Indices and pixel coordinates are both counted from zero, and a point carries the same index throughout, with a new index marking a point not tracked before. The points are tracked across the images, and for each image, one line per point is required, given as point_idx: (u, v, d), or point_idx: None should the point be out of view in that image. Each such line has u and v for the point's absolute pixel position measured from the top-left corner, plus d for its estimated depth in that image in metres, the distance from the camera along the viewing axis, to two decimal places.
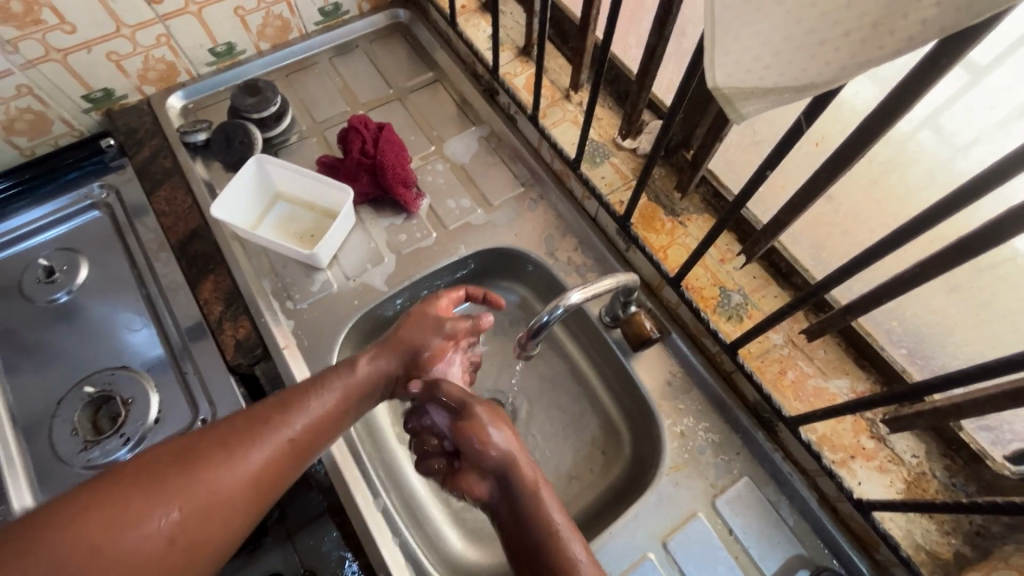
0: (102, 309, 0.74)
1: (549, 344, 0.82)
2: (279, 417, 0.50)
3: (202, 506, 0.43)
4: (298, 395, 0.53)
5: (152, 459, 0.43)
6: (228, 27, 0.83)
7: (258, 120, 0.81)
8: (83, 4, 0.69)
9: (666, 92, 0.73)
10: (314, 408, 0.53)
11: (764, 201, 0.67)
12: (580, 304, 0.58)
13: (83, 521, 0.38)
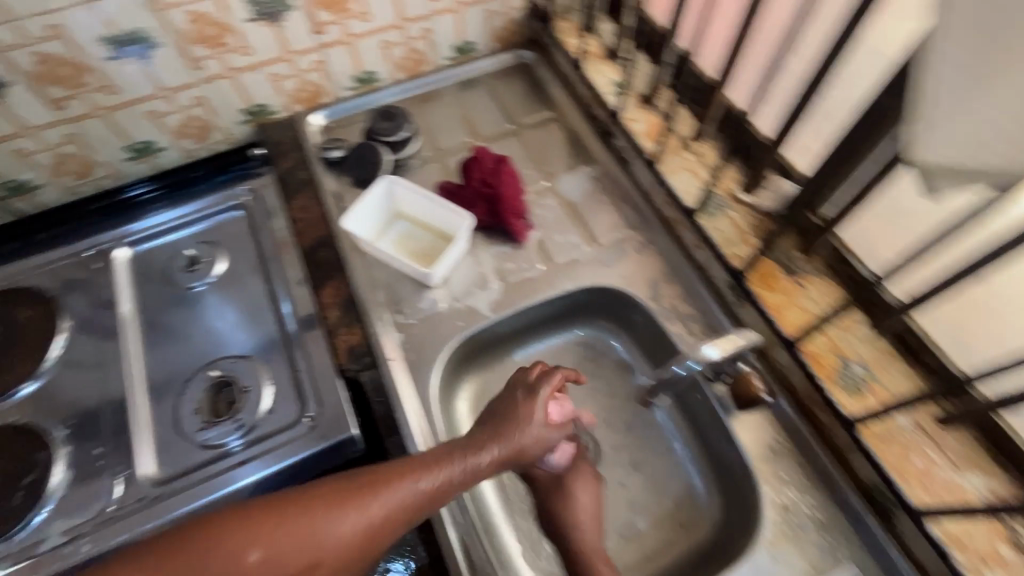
0: (230, 301, 0.80)
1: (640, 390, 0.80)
2: (403, 477, 0.55)
3: (334, 549, 0.51)
4: (420, 459, 0.57)
5: (302, 498, 0.53)
6: (373, 57, 0.91)
7: (389, 143, 0.87)
8: (260, 31, 0.79)
9: (800, 153, 0.69)
10: (434, 473, 0.56)
11: (905, 278, 0.63)
12: (715, 358, 0.65)
13: (243, 543, 0.49)
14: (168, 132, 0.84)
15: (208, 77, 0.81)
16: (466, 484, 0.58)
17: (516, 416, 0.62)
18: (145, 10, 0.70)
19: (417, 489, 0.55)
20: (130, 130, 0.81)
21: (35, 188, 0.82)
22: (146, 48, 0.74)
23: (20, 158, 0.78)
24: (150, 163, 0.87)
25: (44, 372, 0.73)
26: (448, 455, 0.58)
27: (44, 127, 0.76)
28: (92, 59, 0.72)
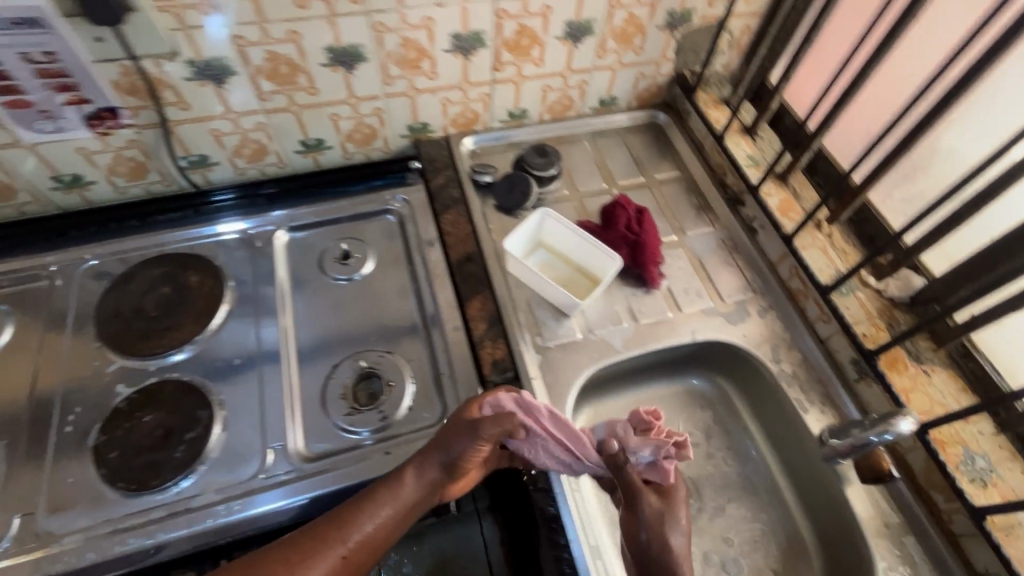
0: (378, 298, 0.85)
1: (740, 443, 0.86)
2: (333, 535, 0.59)
3: None
4: (350, 513, 0.61)
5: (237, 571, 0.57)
6: (532, 97, 0.99)
7: (539, 177, 0.94)
8: (452, 62, 0.87)
9: (941, 262, 0.79)
10: (367, 525, 0.60)
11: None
12: (908, 432, 0.65)
13: None
14: (339, 135, 0.93)
15: (392, 93, 0.89)
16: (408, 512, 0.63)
17: (451, 443, 0.65)
18: (368, 29, 0.78)
19: (348, 541, 0.59)
20: (309, 128, 0.90)
21: (213, 164, 0.90)
22: (355, 61, 0.82)
23: (214, 137, 0.86)
24: (314, 158, 0.95)
25: (206, 335, 0.78)
26: (369, 500, 0.62)
27: (245, 113, 0.84)
28: (309, 63, 0.80)
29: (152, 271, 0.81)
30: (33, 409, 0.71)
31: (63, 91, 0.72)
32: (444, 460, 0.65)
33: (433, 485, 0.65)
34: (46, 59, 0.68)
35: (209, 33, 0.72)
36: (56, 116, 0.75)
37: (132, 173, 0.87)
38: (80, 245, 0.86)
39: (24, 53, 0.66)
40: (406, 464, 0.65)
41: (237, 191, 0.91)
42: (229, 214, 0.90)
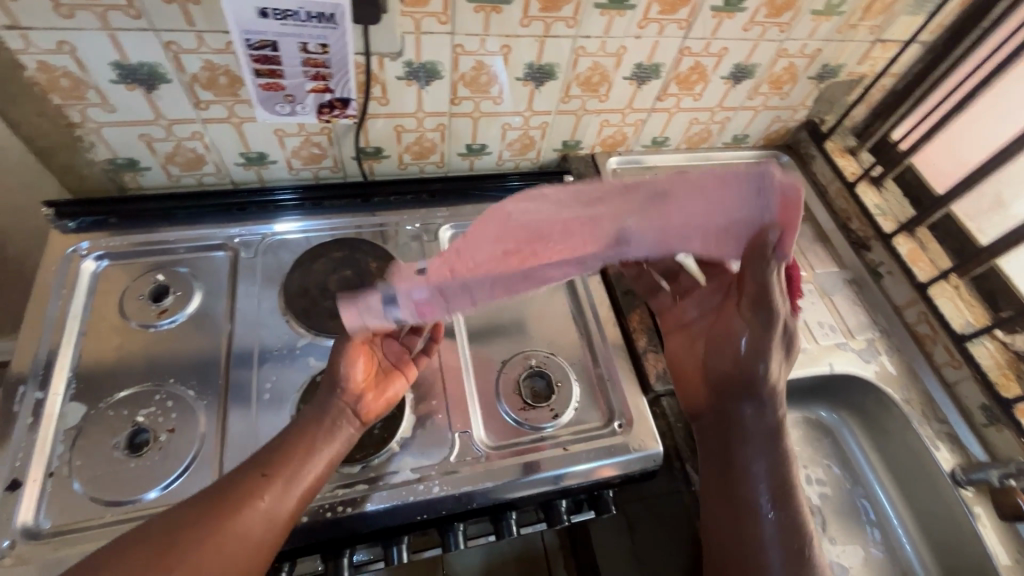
0: (537, 300, 0.89)
1: (849, 461, 0.94)
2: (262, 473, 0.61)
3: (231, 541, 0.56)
4: (271, 453, 0.63)
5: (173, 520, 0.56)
6: (678, 128, 1.05)
7: None
8: (625, 89, 0.93)
9: None
10: (295, 454, 0.63)
11: None
12: None
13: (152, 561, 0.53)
14: (502, 143, 0.98)
15: (564, 110, 0.94)
16: (333, 438, 0.65)
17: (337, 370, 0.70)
18: (569, 51, 0.84)
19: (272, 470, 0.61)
20: (479, 134, 0.95)
21: (383, 157, 0.94)
22: (546, 78, 0.87)
23: (395, 132, 0.90)
24: (472, 162, 1.00)
25: None
26: (290, 434, 0.64)
27: (431, 114, 0.89)
28: (506, 75, 0.85)
29: (334, 253, 0.85)
30: (233, 372, 0.75)
31: (315, 79, 0.74)
32: (344, 402, 0.68)
33: (344, 409, 0.68)
34: (319, 50, 0.70)
35: (435, 40, 0.77)
36: (297, 102, 0.77)
37: (310, 158, 0.91)
38: (260, 220, 0.89)
39: (304, 43, 0.69)
40: (318, 418, 0.66)
41: (301, 189, 0.92)
42: (293, 214, 0.90)
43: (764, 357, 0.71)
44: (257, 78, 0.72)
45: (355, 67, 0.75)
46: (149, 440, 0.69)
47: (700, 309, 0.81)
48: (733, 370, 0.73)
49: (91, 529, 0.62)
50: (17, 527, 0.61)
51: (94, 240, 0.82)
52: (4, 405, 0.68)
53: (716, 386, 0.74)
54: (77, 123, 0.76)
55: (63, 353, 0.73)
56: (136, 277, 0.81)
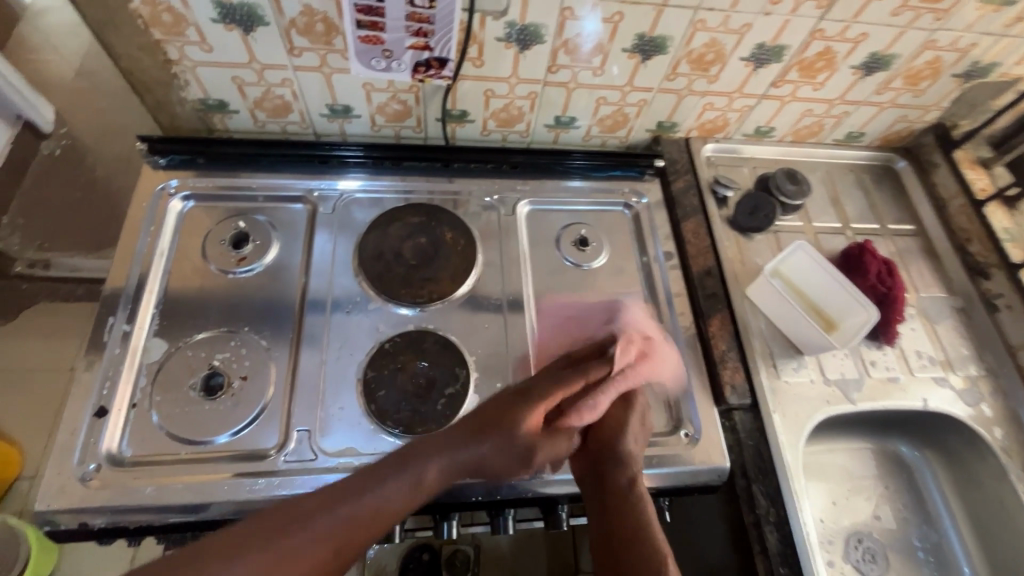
0: (611, 291, 0.85)
1: (917, 500, 0.89)
2: (381, 478, 0.54)
3: (332, 555, 0.49)
4: (389, 463, 0.56)
5: (276, 513, 0.49)
6: (788, 119, 0.95)
7: (784, 203, 0.92)
8: (739, 71, 0.84)
9: None
10: (423, 469, 0.57)
11: None
12: None
13: (241, 544, 0.46)
14: (593, 118, 0.92)
15: (667, 89, 0.86)
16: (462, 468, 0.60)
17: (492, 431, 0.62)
18: (687, 24, 0.76)
19: (397, 474, 0.55)
20: (570, 106, 0.89)
21: (467, 121, 0.90)
22: (655, 52, 0.79)
23: (484, 97, 0.86)
24: (557, 135, 0.94)
25: (459, 295, 0.80)
26: (427, 444, 0.59)
27: (525, 81, 0.83)
28: (613, 46, 0.78)
29: (410, 218, 0.83)
30: (305, 327, 0.75)
31: (416, 35, 0.72)
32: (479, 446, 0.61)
33: (476, 441, 0.61)
34: (425, 4, 0.68)
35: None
36: (393, 57, 0.74)
37: (394, 116, 0.88)
38: (339, 174, 0.88)
39: None
40: (450, 440, 0.60)
41: (366, 147, 0.88)
42: (358, 172, 0.88)
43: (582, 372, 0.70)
44: (357, 29, 0.70)
45: (458, 25, 0.72)
46: (222, 384, 0.70)
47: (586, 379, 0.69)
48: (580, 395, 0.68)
49: (165, 465, 0.65)
50: (102, 453, 0.64)
51: (183, 180, 0.83)
52: (94, 334, 0.71)
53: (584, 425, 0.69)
54: (174, 60, 0.76)
55: (149, 290, 0.75)
56: (219, 222, 0.82)
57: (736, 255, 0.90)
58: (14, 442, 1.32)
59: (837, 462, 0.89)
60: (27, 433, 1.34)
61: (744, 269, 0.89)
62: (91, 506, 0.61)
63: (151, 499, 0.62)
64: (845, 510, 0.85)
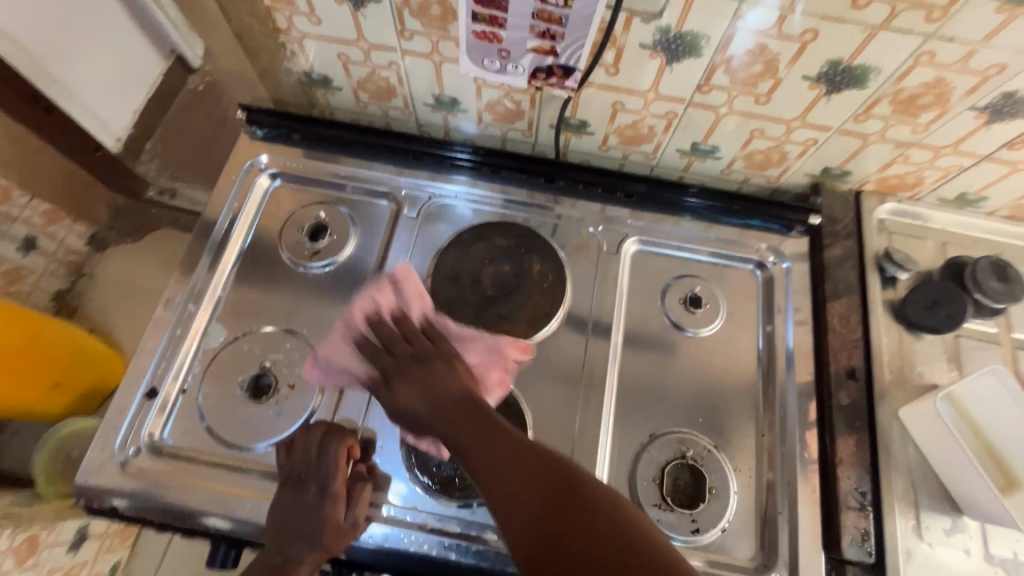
0: (716, 371, 0.70)
1: None
2: (303, 525, 0.58)
3: None
4: (300, 502, 0.59)
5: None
6: (1013, 189, 0.71)
7: (979, 302, 0.70)
8: (961, 123, 0.62)
9: None
10: (314, 498, 0.59)
11: None
12: None
13: None
14: (740, 150, 0.74)
15: (849, 130, 0.67)
16: (319, 462, 0.61)
17: (342, 443, 0.62)
18: (906, 56, 0.56)
19: (313, 521, 0.58)
20: (715, 132, 0.72)
21: (586, 133, 0.77)
22: (848, 85, 0.61)
23: (611, 109, 0.72)
24: (689, 163, 0.78)
25: (534, 341, 0.69)
26: (296, 452, 0.62)
27: (664, 98, 0.68)
28: (791, 71, 0.60)
29: (498, 240, 0.73)
30: None
31: (540, 37, 0.59)
32: (336, 450, 0.62)
33: (310, 433, 0.63)
34: (558, 2, 0.55)
35: (712, 6, 0.55)
36: (510, 58, 0.63)
37: (504, 115, 0.77)
38: (431, 175, 0.79)
39: None
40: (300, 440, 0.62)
41: (477, 149, 0.80)
42: (463, 176, 0.80)
43: (383, 355, 0.62)
44: (473, 23, 0.60)
45: (596, 26, 0.58)
46: (271, 387, 0.67)
47: (384, 351, 0.63)
48: (394, 365, 0.61)
49: (199, 463, 0.62)
50: (144, 439, 0.63)
51: (274, 156, 0.79)
52: (163, 307, 0.69)
53: (408, 367, 0.61)
54: (283, 30, 0.70)
55: (222, 268, 0.73)
56: (302, 208, 0.77)
57: (893, 357, 0.69)
58: None
59: None
60: None
61: (902, 379, 0.69)
62: (123, 493, 0.60)
63: (178, 499, 0.60)
64: None
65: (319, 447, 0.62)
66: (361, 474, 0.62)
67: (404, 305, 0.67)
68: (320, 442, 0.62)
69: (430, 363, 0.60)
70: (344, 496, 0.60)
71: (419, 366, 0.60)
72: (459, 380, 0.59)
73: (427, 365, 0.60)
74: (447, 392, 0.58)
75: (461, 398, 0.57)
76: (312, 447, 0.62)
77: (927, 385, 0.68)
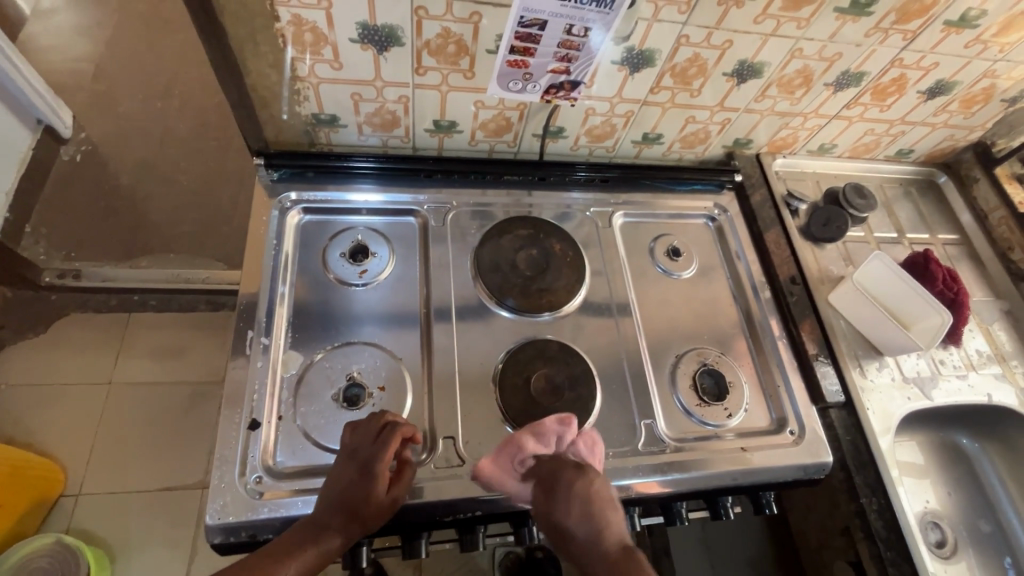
0: (704, 300, 0.91)
1: (972, 480, 0.99)
2: (345, 505, 0.60)
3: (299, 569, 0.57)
4: (348, 481, 0.62)
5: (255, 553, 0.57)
6: (852, 136, 1.03)
7: (853, 216, 1.00)
8: (820, 94, 0.91)
9: None
10: (360, 480, 0.61)
11: None
12: None
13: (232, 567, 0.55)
14: (678, 134, 0.97)
15: (751, 109, 0.93)
16: (372, 448, 0.63)
17: (398, 433, 0.65)
18: (786, 52, 0.82)
19: (353, 501, 0.60)
20: (661, 124, 0.94)
21: (562, 137, 0.94)
22: (751, 76, 0.86)
23: (585, 115, 0.90)
24: (641, 150, 0.99)
25: (571, 306, 0.85)
26: (356, 439, 0.65)
27: (626, 100, 0.88)
28: (716, 70, 0.84)
29: (519, 231, 0.88)
30: (434, 338, 0.78)
31: (560, 61, 0.77)
32: (389, 436, 0.64)
33: (371, 426, 0.66)
34: (580, 33, 0.73)
35: (665, 28, 0.76)
36: (531, 80, 0.80)
37: (495, 131, 0.91)
38: (343, 185, 0.88)
39: (570, 24, 0.72)
40: (363, 429, 0.65)
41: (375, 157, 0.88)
42: (362, 182, 0.89)
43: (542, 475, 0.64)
44: (509, 53, 0.75)
45: (602, 51, 0.77)
46: (362, 395, 0.72)
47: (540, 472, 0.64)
48: (554, 483, 0.62)
49: (321, 474, 0.66)
50: (262, 465, 0.65)
51: (299, 192, 0.86)
52: (236, 347, 0.72)
53: (566, 487, 0.61)
54: (301, 77, 0.77)
55: (279, 303, 0.77)
56: (336, 236, 0.84)
57: (813, 264, 0.96)
58: (59, 463, 1.37)
59: (908, 448, 0.98)
60: (67, 450, 1.39)
61: (822, 278, 0.96)
62: (260, 519, 0.62)
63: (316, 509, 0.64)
64: (914, 488, 0.96)
65: (376, 433, 0.65)
66: (405, 460, 0.65)
67: (547, 440, 0.68)
68: (378, 432, 0.65)
69: (590, 494, 0.60)
70: (388, 477, 0.63)
71: (578, 488, 0.61)
72: (619, 523, 0.59)
73: (595, 497, 0.60)
74: (608, 524, 0.58)
75: (613, 537, 0.57)
76: (371, 434, 0.65)
77: (839, 279, 0.96)
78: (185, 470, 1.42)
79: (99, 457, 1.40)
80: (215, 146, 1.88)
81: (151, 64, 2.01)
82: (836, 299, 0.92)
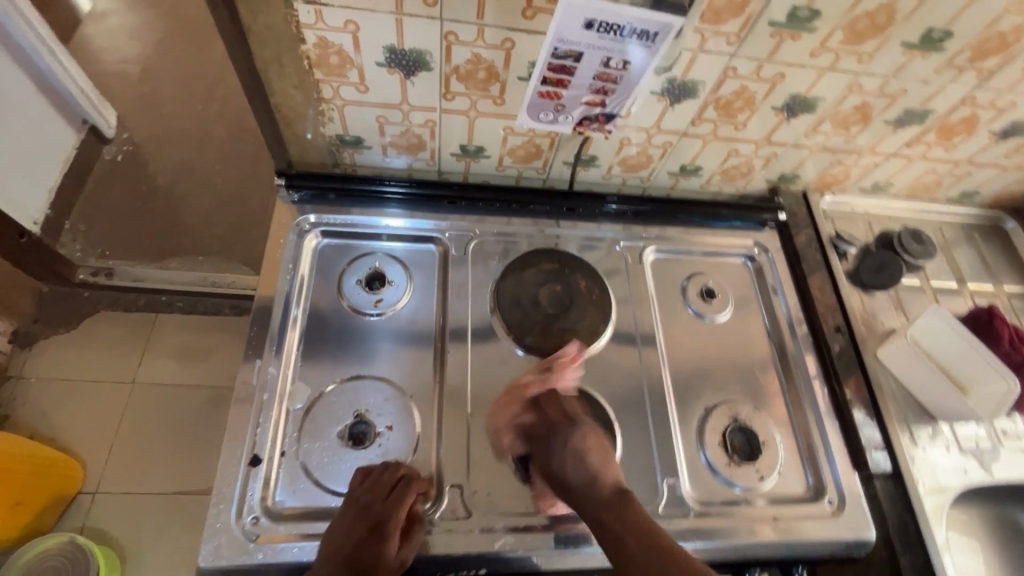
0: (739, 346, 0.84)
1: None
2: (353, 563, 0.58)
3: None
4: (358, 537, 0.60)
5: None
6: (910, 176, 0.95)
7: (908, 263, 0.93)
8: (878, 131, 0.84)
9: None
10: (371, 539, 0.60)
11: None
12: None
13: None
14: (719, 167, 0.91)
15: (800, 144, 0.86)
16: (386, 503, 0.61)
17: (411, 489, 0.63)
18: (843, 87, 0.75)
19: (363, 560, 0.59)
20: (700, 156, 0.88)
21: (594, 166, 0.90)
22: (802, 110, 0.79)
23: (619, 145, 0.85)
24: (677, 181, 0.94)
25: (596, 347, 0.80)
26: (370, 491, 0.62)
27: (664, 132, 0.83)
28: (765, 103, 0.78)
29: (544, 264, 0.84)
30: (447, 376, 0.74)
31: (595, 93, 0.73)
32: (404, 492, 0.63)
33: (386, 479, 0.64)
34: (619, 66, 0.69)
35: (711, 59, 0.71)
36: (563, 111, 0.75)
37: (524, 157, 0.87)
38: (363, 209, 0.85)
39: (609, 57, 0.68)
40: (376, 481, 0.63)
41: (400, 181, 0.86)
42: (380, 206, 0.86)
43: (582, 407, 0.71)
44: (541, 84, 0.71)
45: (642, 83, 0.72)
46: (369, 433, 0.69)
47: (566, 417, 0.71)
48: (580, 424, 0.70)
49: (322, 518, 0.63)
50: (261, 505, 0.63)
51: (319, 214, 0.84)
52: (243, 375, 0.69)
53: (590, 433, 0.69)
54: (326, 99, 0.75)
55: (291, 330, 0.75)
56: (354, 261, 0.82)
57: (860, 313, 0.89)
58: (78, 459, 1.39)
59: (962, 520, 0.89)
60: (87, 447, 1.41)
61: (870, 329, 0.88)
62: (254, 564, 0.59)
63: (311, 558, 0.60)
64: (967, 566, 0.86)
65: (390, 487, 0.63)
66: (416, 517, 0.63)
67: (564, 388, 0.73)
68: (392, 485, 0.63)
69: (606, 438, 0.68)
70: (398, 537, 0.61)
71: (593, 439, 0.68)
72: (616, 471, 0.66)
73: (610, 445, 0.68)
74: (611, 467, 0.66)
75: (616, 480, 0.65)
76: (385, 488, 0.63)
77: (889, 331, 0.88)
78: (197, 475, 1.42)
79: (117, 456, 1.41)
80: (249, 151, 1.90)
81: (193, 68, 2.06)
82: (885, 355, 0.84)
